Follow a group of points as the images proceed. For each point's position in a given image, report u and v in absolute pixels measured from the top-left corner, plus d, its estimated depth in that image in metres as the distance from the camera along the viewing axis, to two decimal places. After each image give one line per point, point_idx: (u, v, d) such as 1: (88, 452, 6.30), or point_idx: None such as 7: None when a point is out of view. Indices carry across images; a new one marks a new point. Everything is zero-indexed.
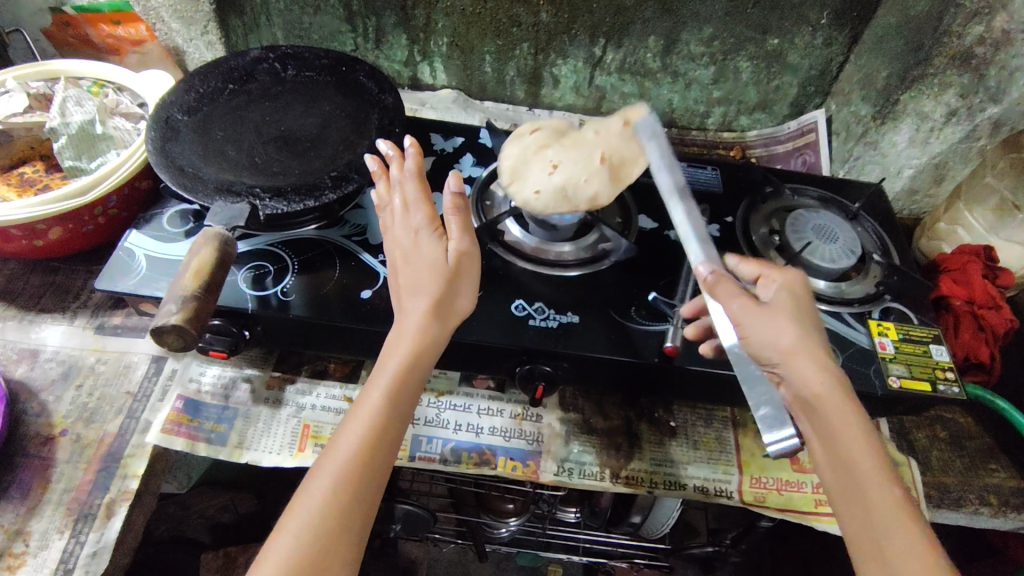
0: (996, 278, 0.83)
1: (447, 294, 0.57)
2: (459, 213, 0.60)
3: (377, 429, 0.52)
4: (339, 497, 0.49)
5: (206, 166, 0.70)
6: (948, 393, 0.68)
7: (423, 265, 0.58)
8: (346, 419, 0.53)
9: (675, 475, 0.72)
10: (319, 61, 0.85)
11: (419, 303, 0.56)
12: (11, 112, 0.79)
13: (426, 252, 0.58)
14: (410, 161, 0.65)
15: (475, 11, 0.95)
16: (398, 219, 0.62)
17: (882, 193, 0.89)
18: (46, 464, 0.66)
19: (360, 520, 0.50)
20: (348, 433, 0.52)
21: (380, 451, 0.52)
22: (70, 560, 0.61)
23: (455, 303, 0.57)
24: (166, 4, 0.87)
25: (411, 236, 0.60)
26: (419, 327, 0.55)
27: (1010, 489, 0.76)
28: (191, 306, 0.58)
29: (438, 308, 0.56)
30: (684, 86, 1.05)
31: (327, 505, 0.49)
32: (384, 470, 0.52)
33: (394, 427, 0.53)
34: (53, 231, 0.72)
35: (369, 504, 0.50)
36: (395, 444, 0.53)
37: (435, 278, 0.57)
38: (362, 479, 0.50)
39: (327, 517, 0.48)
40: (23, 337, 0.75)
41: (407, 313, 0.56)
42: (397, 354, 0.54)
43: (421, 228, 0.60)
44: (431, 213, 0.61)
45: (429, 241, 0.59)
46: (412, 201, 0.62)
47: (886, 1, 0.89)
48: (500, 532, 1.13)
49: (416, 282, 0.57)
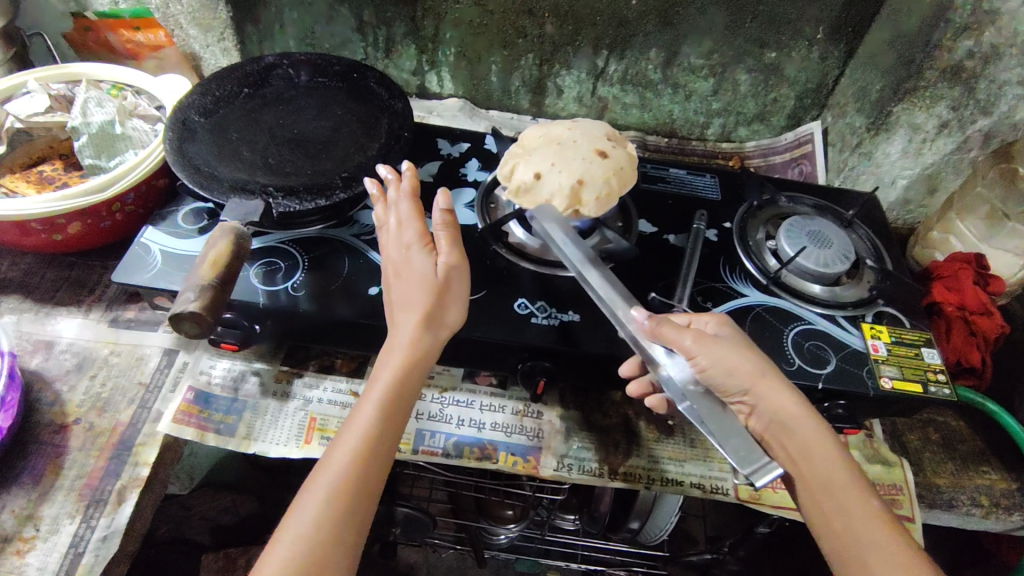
0: (987, 285, 0.85)
1: (438, 307, 0.58)
2: (448, 229, 0.63)
3: (370, 444, 0.54)
4: (336, 508, 0.51)
5: (221, 166, 0.72)
6: (939, 395, 0.69)
7: (413, 280, 0.59)
8: (340, 432, 0.55)
9: (673, 472, 0.74)
10: (332, 68, 0.88)
11: (411, 317, 0.58)
12: (33, 112, 0.82)
13: (417, 267, 0.60)
14: (405, 182, 0.67)
15: (482, 22, 0.99)
16: (391, 237, 0.63)
17: (876, 202, 0.91)
18: (59, 451, 0.68)
19: (355, 529, 0.51)
20: (341, 448, 0.53)
21: (375, 464, 0.54)
22: (80, 544, 0.63)
23: (446, 316, 0.59)
24: (184, 12, 0.90)
25: (402, 252, 0.62)
26: (411, 339, 0.57)
27: (1002, 491, 0.77)
28: (208, 295, 0.60)
29: (429, 321, 0.58)
30: (684, 98, 1.08)
31: (322, 516, 0.50)
32: (379, 480, 0.54)
33: (389, 438, 0.55)
34: (71, 225, 0.75)
35: (365, 512, 0.52)
36: (389, 455, 0.55)
37: (425, 292, 0.58)
38: (354, 494, 0.52)
39: (321, 528, 0.50)
40: (39, 329, 0.77)
41: (400, 326, 0.58)
42: (389, 368, 0.56)
43: (413, 244, 0.62)
44: (422, 229, 0.63)
45: (419, 256, 0.61)
46: (405, 219, 0.64)
47: (880, 17, 0.92)
48: (499, 538, 1.13)
49: (408, 297, 0.59)
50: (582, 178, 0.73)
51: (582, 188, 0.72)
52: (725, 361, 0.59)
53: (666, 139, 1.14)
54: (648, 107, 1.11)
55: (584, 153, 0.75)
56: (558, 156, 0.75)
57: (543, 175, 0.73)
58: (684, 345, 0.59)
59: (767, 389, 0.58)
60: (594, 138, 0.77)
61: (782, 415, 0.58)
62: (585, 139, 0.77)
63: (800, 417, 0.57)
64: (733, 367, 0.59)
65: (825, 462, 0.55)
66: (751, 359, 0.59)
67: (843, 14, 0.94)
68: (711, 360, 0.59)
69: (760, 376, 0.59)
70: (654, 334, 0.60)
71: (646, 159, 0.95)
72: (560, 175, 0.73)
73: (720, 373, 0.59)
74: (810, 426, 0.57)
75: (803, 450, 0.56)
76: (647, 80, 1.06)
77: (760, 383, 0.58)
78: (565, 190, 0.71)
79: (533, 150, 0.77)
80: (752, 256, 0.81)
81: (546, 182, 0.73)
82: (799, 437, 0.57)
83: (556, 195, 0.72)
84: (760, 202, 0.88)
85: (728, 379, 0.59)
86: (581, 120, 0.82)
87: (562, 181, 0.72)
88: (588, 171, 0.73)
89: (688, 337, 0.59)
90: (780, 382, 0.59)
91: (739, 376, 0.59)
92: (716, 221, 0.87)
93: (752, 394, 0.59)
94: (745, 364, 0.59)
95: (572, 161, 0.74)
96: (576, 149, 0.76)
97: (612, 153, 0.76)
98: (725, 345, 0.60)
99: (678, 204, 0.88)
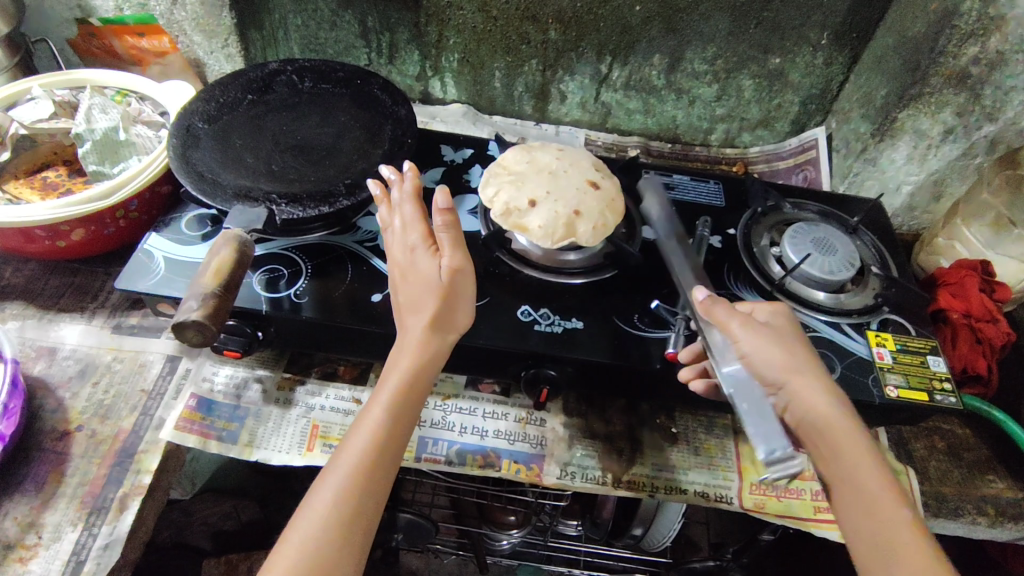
0: (993, 292, 0.85)
1: (444, 311, 0.58)
2: (450, 231, 0.60)
3: (379, 448, 0.53)
4: (342, 512, 0.50)
5: (225, 172, 0.72)
6: (945, 403, 0.69)
7: (419, 284, 0.59)
8: (347, 436, 0.54)
9: (676, 481, 0.73)
10: (335, 75, 0.88)
11: (419, 319, 0.57)
12: (37, 119, 0.82)
13: (422, 271, 0.59)
14: (408, 182, 0.65)
15: (486, 28, 0.99)
16: (395, 239, 0.63)
17: (881, 208, 0.91)
18: (61, 458, 0.68)
19: (362, 532, 0.51)
20: (351, 449, 0.53)
21: (381, 468, 0.53)
22: (82, 552, 0.63)
23: (453, 319, 0.58)
24: (189, 18, 0.91)
25: (407, 255, 0.61)
26: (421, 342, 0.57)
27: (1008, 500, 0.77)
28: (211, 303, 0.60)
29: (436, 326, 0.57)
30: (687, 103, 1.08)
31: (331, 520, 0.50)
32: (384, 485, 0.53)
33: (397, 442, 0.55)
34: (75, 232, 0.75)
35: (372, 515, 0.52)
36: (398, 458, 0.55)
37: (431, 297, 0.58)
38: (361, 498, 0.51)
39: (328, 529, 0.49)
40: (42, 335, 0.77)
41: (408, 330, 0.58)
42: (397, 371, 0.56)
43: (417, 247, 0.61)
44: (426, 232, 0.62)
45: (424, 259, 0.60)
46: (409, 220, 0.63)
47: (885, 22, 0.92)
48: (501, 544, 1.12)
49: (414, 300, 0.58)
50: (577, 210, 0.73)
51: (578, 221, 0.73)
52: (766, 349, 0.57)
53: (669, 145, 1.14)
54: (651, 113, 1.10)
55: (574, 184, 0.76)
56: (548, 186, 0.75)
57: (535, 205, 0.74)
58: (730, 329, 0.58)
59: (800, 382, 0.56)
60: (580, 170, 0.79)
61: (818, 415, 0.54)
62: (574, 172, 0.78)
63: (826, 412, 0.54)
64: (769, 357, 0.57)
65: (854, 461, 0.52)
66: (799, 352, 0.58)
67: (847, 20, 0.94)
68: (754, 347, 0.57)
69: (795, 370, 0.56)
70: (706, 314, 0.60)
71: (649, 165, 0.95)
72: (552, 207, 0.73)
73: (758, 362, 0.57)
74: (843, 425, 0.54)
75: (830, 447, 0.53)
76: (651, 87, 1.06)
77: (792, 377, 0.56)
78: (561, 219, 0.72)
79: (520, 175, 0.77)
80: (756, 264, 0.80)
81: (540, 210, 0.73)
82: (830, 432, 0.53)
83: (553, 221, 0.72)
84: (764, 208, 0.87)
85: (764, 368, 0.57)
86: (567, 151, 0.82)
87: (555, 212, 0.73)
88: (583, 202, 0.74)
89: (735, 322, 0.58)
90: (818, 380, 0.56)
91: (773, 367, 0.56)
92: (720, 227, 0.86)
93: (787, 387, 0.56)
94: (783, 357, 0.57)
95: (563, 191, 0.75)
96: (571, 178, 0.77)
97: (603, 184, 0.77)
98: (769, 336, 0.58)
99: (682, 211, 0.88)
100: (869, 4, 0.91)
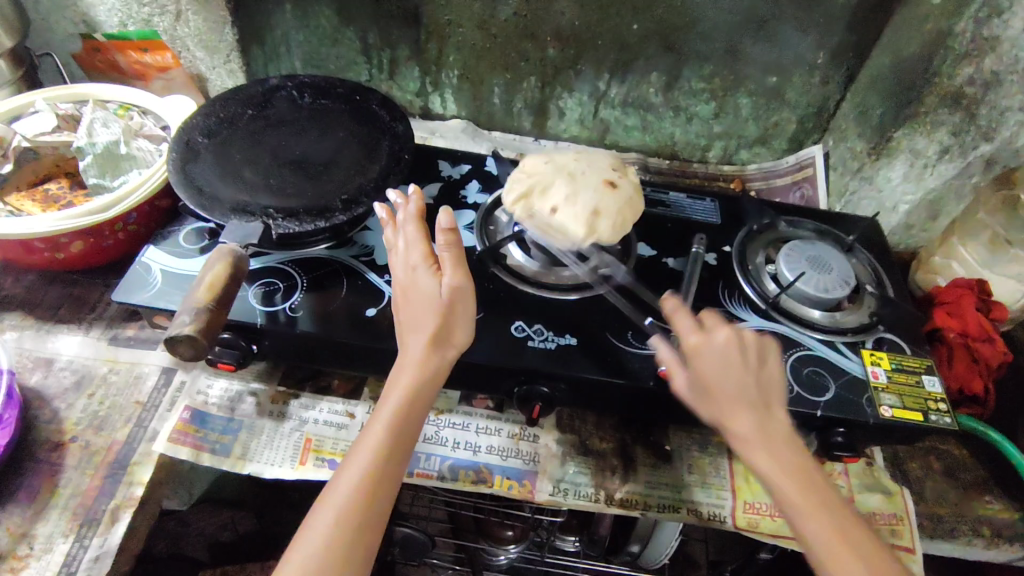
0: (990, 312, 0.85)
1: (445, 328, 0.58)
2: (452, 249, 0.61)
3: (379, 466, 0.53)
4: (344, 530, 0.50)
5: (223, 186, 0.73)
6: (940, 423, 0.69)
7: (420, 302, 0.59)
8: (347, 455, 0.54)
9: (670, 499, 0.73)
10: (334, 91, 0.89)
11: (420, 336, 0.57)
12: (40, 131, 0.83)
13: (423, 288, 0.59)
14: (412, 205, 0.66)
15: (485, 45, 1.00)
16: (398, 259, 0.62)
17: (877, 227, 0.91)
18: (54, 469, 0.68)
19: (364, 551, 0.51)
20: (351, 470, 0.53)
21: (385, 482, 0.53)
22: (73, 564, 0.63)
23: (454, 335, 0.58)
24: (191, 34, 0.93)
25: (408, 272, 0.61)
26: (421, 359, 0.56)
27: (1004, 521, 0.76)
28: (203, 318, 0.61)
29: (436, 342, 0.57)
30: (685, 121, 1.09)
31: (331, 539, 0.50)
32: (388, 500, 0.53)
33: (398, 458, 0.54)
34: (74, 244, 0.76)
35: (375, 532, 0.52)
36: (400, 476, 0.54)
37: (432, 314, 0.58)
38: (364, 516, 0.51)
39: (332, 546, 0.49)
40: (39, 345, 0.78)
41: (408, 347, 0.58)
42: (401, 384, 0.56)
43: (419, 265, 0.61)
44: (427, 250, 0.62)
45: (426, 278, 0.60)
46: (411, 240, 0.63)
47: (880, 43, 0.93)
48: (499, 560, 1.11)
49: (415, 318, 0.58)
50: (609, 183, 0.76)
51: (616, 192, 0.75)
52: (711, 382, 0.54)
53: (668, 162, 1.14)
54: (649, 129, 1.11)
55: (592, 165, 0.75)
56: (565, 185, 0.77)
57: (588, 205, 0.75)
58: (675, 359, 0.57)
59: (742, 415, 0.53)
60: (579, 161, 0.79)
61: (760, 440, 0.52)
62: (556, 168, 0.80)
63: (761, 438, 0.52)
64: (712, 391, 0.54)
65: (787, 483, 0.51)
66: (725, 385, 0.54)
67: (843, 39, 0.94)
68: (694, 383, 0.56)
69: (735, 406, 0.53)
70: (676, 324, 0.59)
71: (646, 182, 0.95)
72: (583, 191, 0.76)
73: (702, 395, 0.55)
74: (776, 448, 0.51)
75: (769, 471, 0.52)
76: (649, 104, 1.07)
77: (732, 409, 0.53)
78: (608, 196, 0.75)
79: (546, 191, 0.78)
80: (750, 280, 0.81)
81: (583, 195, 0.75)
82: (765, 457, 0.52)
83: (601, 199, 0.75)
84: (760, 226, 0.87)
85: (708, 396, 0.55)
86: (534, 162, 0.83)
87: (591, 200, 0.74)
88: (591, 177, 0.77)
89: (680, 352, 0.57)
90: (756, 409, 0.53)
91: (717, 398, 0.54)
92: (716, 244, 0.86)
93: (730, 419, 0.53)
94: (726, 387, 0.54)
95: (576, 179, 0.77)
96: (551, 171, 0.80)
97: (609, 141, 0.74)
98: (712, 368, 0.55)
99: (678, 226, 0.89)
100: (864, 24, 0.92)
